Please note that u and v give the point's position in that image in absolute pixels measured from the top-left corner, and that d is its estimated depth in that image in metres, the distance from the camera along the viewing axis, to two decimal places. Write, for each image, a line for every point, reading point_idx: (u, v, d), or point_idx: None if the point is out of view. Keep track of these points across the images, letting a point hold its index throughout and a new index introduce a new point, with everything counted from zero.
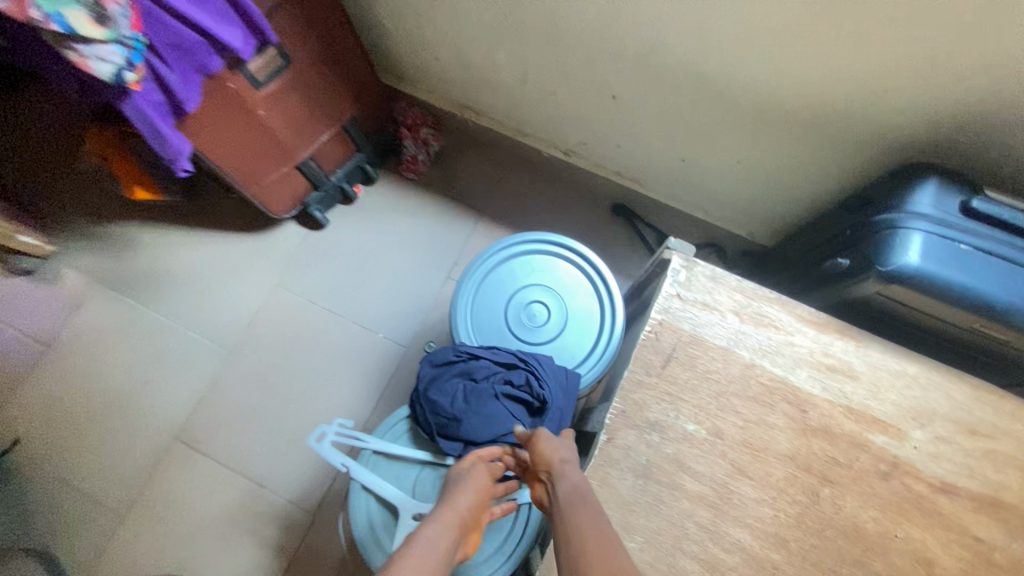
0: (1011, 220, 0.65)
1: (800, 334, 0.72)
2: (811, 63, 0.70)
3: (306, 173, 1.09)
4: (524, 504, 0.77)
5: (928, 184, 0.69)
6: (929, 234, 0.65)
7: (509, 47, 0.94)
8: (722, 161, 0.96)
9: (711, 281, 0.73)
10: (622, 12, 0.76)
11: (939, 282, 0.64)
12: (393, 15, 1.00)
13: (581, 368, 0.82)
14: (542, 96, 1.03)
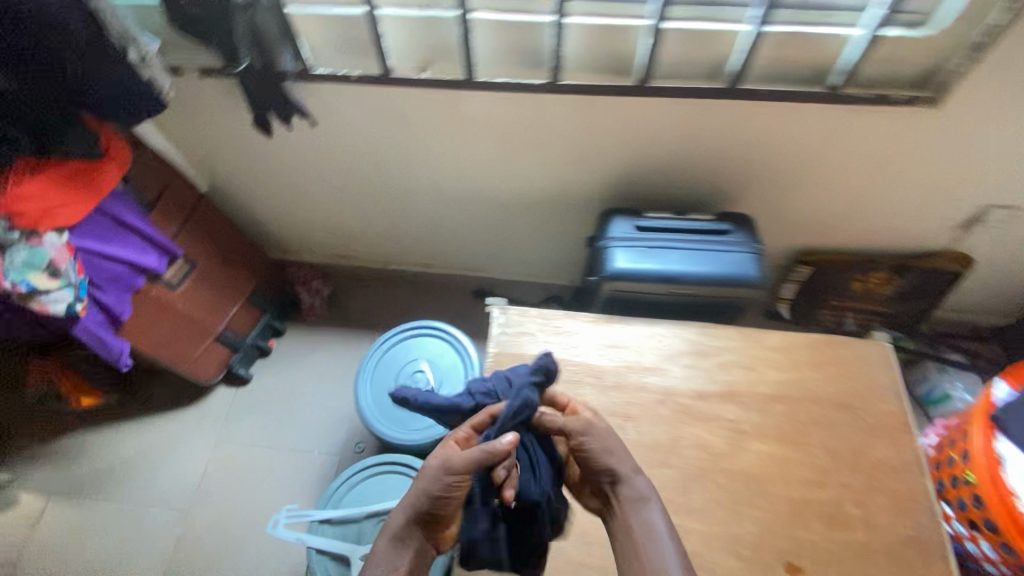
0: (660, 225, 1.10)
1: (585, 331, 1.07)
2: (530, 171, 1.14)
3: (225, 341, 1.37)
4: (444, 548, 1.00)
5: (614, 218, 1.13)
6: (621, 246, 1.07)
7: (354, 208, 1.34)
8: (523, 239, 1.36)
9: (520, 316, 1.09)
10: (413, 171, 1.18)
11: (635, 271, 1.05)
12: (269, 211, 1.38)
13: None
14: (390, 233, 1.41)
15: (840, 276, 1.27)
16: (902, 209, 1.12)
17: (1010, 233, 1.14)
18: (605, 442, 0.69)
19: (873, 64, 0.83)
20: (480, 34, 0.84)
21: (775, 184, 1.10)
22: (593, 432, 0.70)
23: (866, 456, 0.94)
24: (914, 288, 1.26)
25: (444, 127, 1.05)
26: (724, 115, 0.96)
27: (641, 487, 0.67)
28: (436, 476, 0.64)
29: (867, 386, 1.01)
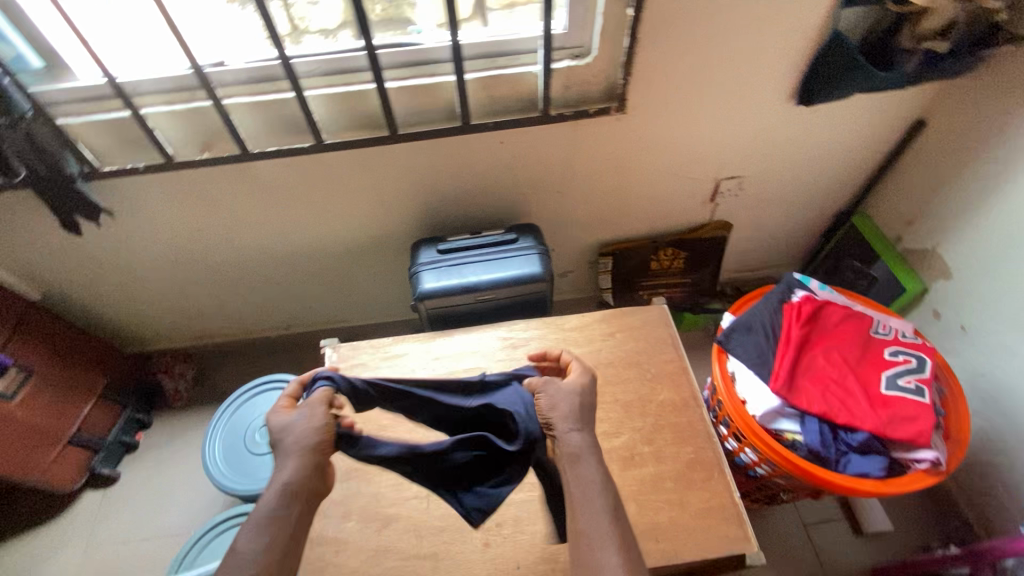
0: (461, 245, 1.26)
1: (411, 350, 1.19)
2: (341, 222, 1.28)
3: (82, 443, 1.35)
4: None
5: (424, 246, 1.28)
6: (428, 269, 1.21)
7: (195, 287, 1.41)
8: (364, 283, 1.48)
9: (351, 350, 1.20)
10: (236, 243, 1.29)
11: (442, 288, 1.18)
12: (112, 307, 1.43)
13: None
14: (239, 304, 1.49)
15: (638, 259, 1.49)
16: (658, 196, 1.35)
17: (747, 198, 1.40)
18: (555, 400, 0.77)
19: (562, 90, 1.06)
20: (240, 116, 1.01)
21: (549, 195, 1.30)
22: (549, 390, 0.78)
23: (653, 401, 1.09)
24: (696, 256, 1.49)
25: (245, 199, 1.17)
26: (478, 147, 1.14)
27: (575, 443, 0.73)
28: (298, 425, 0.74)
29: (650, 344, 1.18)
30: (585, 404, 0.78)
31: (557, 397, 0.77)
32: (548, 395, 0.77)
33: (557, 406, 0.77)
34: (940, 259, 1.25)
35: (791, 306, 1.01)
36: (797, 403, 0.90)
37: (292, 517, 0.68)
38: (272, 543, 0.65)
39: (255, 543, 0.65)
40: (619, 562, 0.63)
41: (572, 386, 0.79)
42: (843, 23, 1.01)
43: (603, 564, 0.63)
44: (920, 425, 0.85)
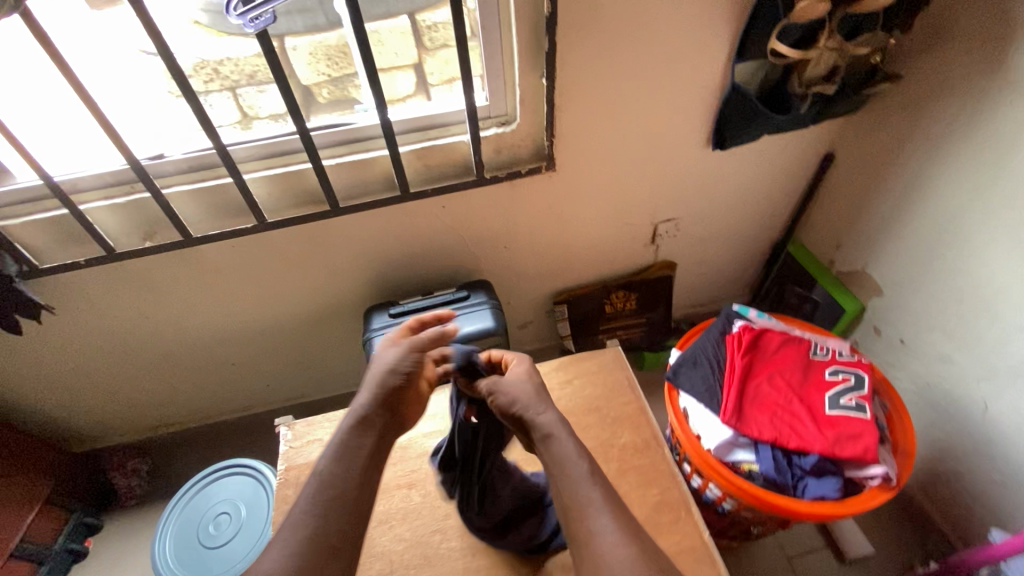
0: (411, 307, 1.27)
1: None
2: (293, 297, 1.29)
3: (27, 555, 1.24)
4: None
5: (376, 312, 1.28)
6: (380, 334, 1.21)
7: (148, 376, 1.38)
8: (321, 355, 1.47)
9: (307, 426, 1.17)
10: (187, 327, 1.28)
11: None
12: (58, 406, 1.37)
13: (263, 534, 1.10)
14: (194, 389, 1.45)
15: (593, 304, 1.53)
16: (601, 243, 1.41)
17: (686, 237, 1.47)
18: (512, 392, 0.84)
19: (493, 155, 1.13)
20: (180, 204, 1.03)
21: (497, 251, 1.34)
22: (499, 386, 0.86)
23: (616, 445, 1.09)
24: (648, 295, 1.54)
25: (192, 283, 1.17)
26: (422, 214, 1.19)
27: (548, 423, 0.80)
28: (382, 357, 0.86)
29: (608, 388, 1.19)
30: (535, 389, 0.87)
31: (513, 389, 0.84)
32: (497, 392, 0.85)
33: (516, 395, 0.84)
34: (871, 277, 1.32)
35: (732, 336, 1.04)
36: (748, 432, 0.92)
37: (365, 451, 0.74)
38: (348, 473, 0.72)
39: (336, 470, 0.71)
40: (613, 525, 0.68)
41: (522, 378, 0.87)
42: (739, 75, 1.10)
43: (600, 530, 0.68)
44: (866, 442, 0.87)
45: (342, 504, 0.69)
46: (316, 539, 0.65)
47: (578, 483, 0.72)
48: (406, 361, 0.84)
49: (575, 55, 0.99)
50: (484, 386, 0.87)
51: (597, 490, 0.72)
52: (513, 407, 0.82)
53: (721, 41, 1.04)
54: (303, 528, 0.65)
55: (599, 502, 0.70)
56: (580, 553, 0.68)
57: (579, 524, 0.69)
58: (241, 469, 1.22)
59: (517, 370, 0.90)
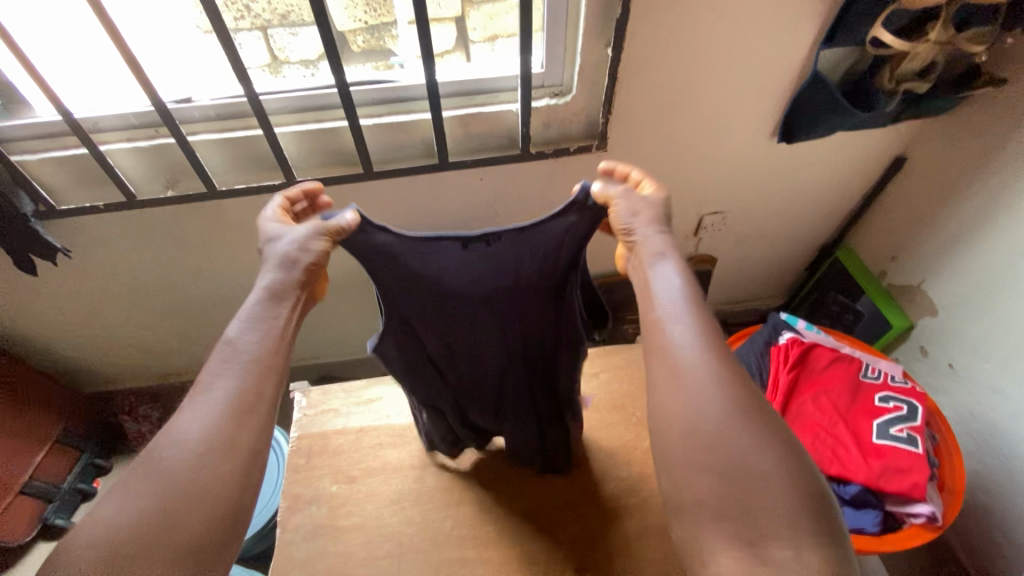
0: None
1: (386, 395, 1.15)
2: None
3: (35, 492, 1.27)
4: None
5: None
6: None
7: (162, 326, 1.35)
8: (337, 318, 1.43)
9: (323, 394, 1.15)
10: (205, 283, 1.24)
11: None
12: (72, 348, 1.36)
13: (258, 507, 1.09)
14: (207, 341, 1.43)
15: (623, 293, 1.47)
16: None
17: (730, 232, 1.39)
18: (635, 206, 0.61)
19: (541, 128, 1.04)
20: (207, 153, 0.97)
21: None
22: (627, 196, 0.62)
23: (638, 446, 1.05)
24: None
25: (216, 238, 1.12)
26: (458, 187, 1.11)
27: (656, 242, 0.59)
28: (278, 240, 0.62)
29: (634, 385, 1.15)
30: (666, 212, 0.63)
31: (634, 204, 0.61)
32: (620, 202, 0.61)
33: (639, 211, 0.61)
34: (926, 294, 1.24)
35: (779, 349, 0.98)
36: None
37: (265, 344, 0.55)
38: (264, 346, 0.55)
39: (246, 340, 0.55)
40: (697, 340, 0.51)
41: (650, 198, 0.63)
42: (822, 61, 1.00)
43: (678, 342, 0.51)
44: (914, 477, 0.81)
45: (248, 393, 0.52)
46: (229, 407, 0.51)
47: (662, 292, 0.55)
48: (295, 255, 0.61)
49: (647, 25, 0.89)
50: (613, 193, 0.61)
51: (689, 300, 0.54)
52: (626, 228, 0.61)
53: (813, 21, 0.93)
54: (199, 409, 0.51)
55: (686, 313, 0.53)
56: (653, 360, 0.53)
57: (656, 335, 0.53)
58: None
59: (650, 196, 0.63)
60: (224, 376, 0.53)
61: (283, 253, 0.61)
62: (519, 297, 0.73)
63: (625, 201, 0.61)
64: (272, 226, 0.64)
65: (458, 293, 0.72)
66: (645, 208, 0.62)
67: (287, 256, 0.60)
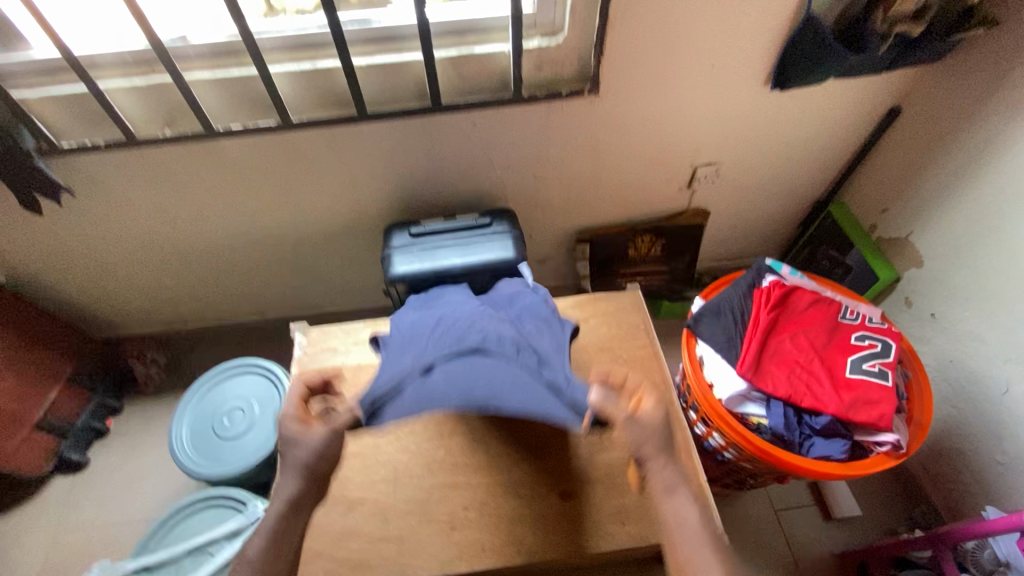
0: (435, 226, 1.22)
1: (381, 336, 1.18)
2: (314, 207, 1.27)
3: (50, 429, 1.33)
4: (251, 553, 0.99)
5: (394, 229, 1.23)
6: (399, 251, 1.18)
7: (165, 272, 1.39)
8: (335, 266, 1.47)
9: (321, 335, 1.19)
10: (205, 227, 1.27)
11: (414, 273, 1.16)
12: (78, 292, 1.40)
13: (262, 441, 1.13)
14: (209, 288, 1.47)
15: (616, 244, 1.49)
16: (635, 182, 1.34)
17: (724, 185, 1.40)
18: (642, 435, 0.73)
19: (533, 71, 1.05)
20: (203, 93, 0.99)
21: (526, 179, 1.28)
22: (635, 423, 0.73)
23: None
24: (674, 243, 1.49)
25: (215, 182, 1.15)
26: (451, 133, 1.13)
27: (667, 477, 0.72)
28: (297, 441, 0.71)
29: (622, 329, 1.18)
30: (669, 429, 0.76)
31: (636, 433, 0.72)
32: (656, 447, 0.73)
33: (647, 438, 0.73)
34: (914, 246, 1.26)
35: (761, 291, 1.00)
36: (763, 386, 0.91)
37: (298, 455, 0.71)
38: (295, 438, 0.73)
39: (296, 454, 0.71)
40: (700, 541, 0.67)
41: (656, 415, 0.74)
42: (816, 4, 0.99)
43: (695, 561, 0.66)
44: (882, 408, 0.85)
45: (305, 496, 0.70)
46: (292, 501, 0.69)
47: (681, 503, 0.70)
48: (310, 427, 0.74)
49: None
50: (614, 412, 0.75)
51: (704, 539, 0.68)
52: (609, 413, 0.76)
53: None
54: (279, 491, 0.70)
55: (706, 542, 0.68)
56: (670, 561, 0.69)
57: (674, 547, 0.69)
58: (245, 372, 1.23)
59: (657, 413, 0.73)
60: (285, 475, 0.71)
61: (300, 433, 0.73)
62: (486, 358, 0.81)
63: (632, 426, 0.73)
64: (297, 429, 0.73)
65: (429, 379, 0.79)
66: (652, 419, 0.73)
67: (306, 436, 0.72)
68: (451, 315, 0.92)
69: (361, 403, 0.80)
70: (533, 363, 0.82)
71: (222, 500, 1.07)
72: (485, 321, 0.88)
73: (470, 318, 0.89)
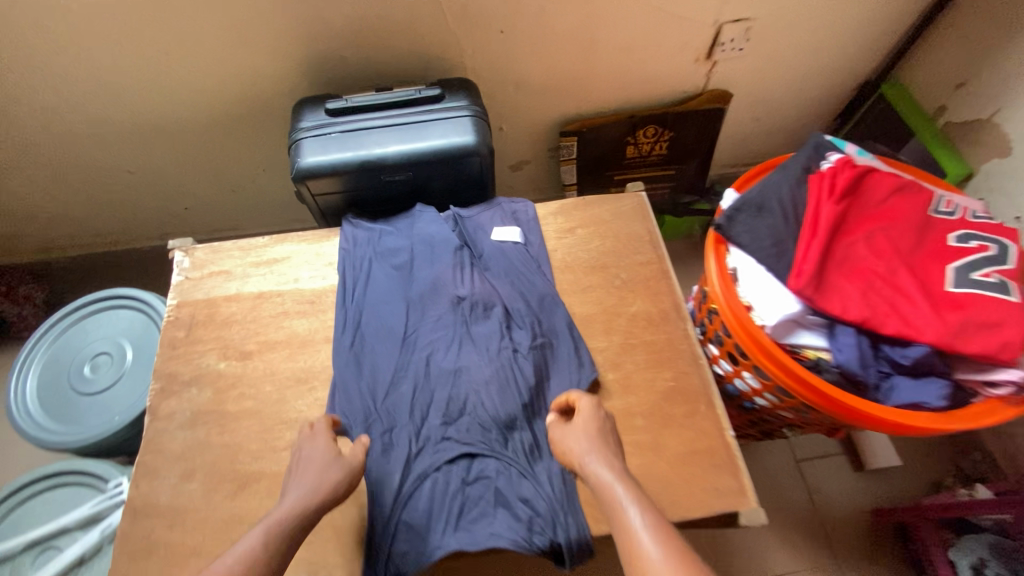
0: (361, 101, 0.88)
1: (293, 254, 0.87)
2: (195, 73, 0.93)
3: None
4: (104, 542, 0.75)
5: (305, 106, 0.89)
6: (309, 137, 0.85)
7: (18, 173, 1.07)
8: (245, 165, 1.14)
9: (210, 253, 0.87)
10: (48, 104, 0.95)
11: (331, 166, 0.83)
12: None
13: (137, 386, 0.86)
14: (85, 198, 1.15)
15: (610, 142, 1.16)
16: (634, 46, 1.00)
17: (751, 56, 1.06)
18: (576, 437, 0.60)
19: None
20: None
21: (490, 38, 0.93)
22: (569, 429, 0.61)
23: (622, 314, 0.81)
24: (682, 138, 1.17)
25: (38, 24, 0.81)
26: None
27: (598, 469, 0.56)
28: (308, 438, 0.64)
29: (620, 240, 0.88)
30: (609, 432, 0.61)
31: (570, 435, 0.60)
32: (581, 439, 0.59)
33: (580, 440, 0.59)
34: (999, 128, 0.96)
35: (822, 175, 0.69)
36: (829, 308, 0.62)
37: (303, 470, 0.59)
38: (302, 451, 0.62)
39: (299, 480, 0.58)
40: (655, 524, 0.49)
41: (586, 419, 0.62)
42: None
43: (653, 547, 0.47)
44: (1005, 335, 0.58)
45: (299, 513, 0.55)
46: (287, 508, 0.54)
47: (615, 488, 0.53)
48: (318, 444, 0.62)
49: None
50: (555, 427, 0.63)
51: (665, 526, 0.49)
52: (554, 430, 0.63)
53: None
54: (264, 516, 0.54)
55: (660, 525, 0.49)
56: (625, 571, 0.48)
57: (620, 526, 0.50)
58: (112, 302, 0.93)
59: (591, 419, 0.62)
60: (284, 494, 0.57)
61: (314, 440, 0.63)
62: (469, 440, 0.70)
63: (564, 434, 0.61)
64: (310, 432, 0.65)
65: (403, 459, 0.70)
66: (591, 418, 0.62)
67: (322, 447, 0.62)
68: (418, 341, 0.77)
69: (375, 517, 0.66)
70: (529, 442, 0.70)
71: (76, 478, 0.81)
72: (468, 371, 0.74)
73: (434, 347, 0.76)
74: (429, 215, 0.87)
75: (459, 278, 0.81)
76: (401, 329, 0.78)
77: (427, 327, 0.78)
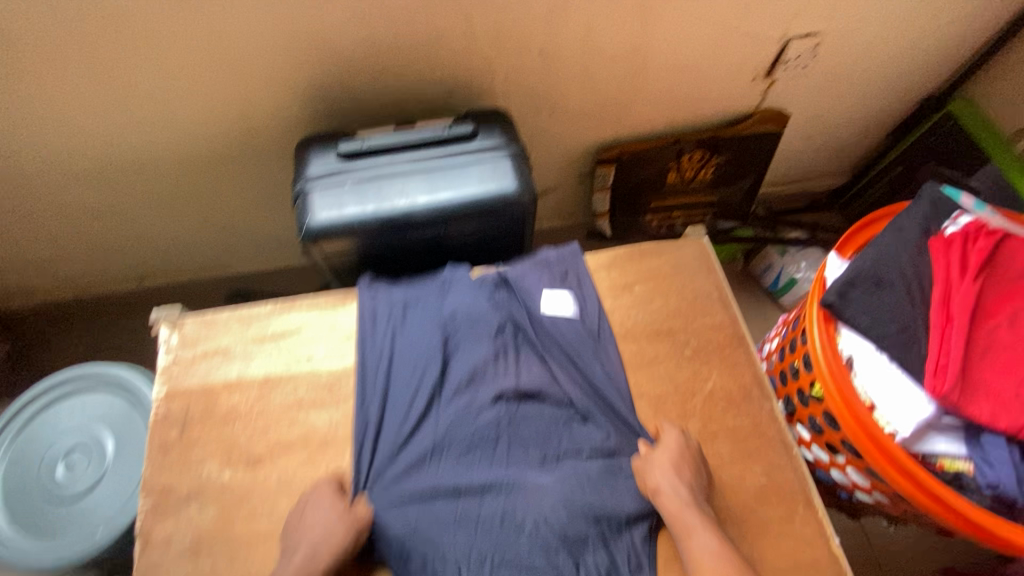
0: (378, 142, 0.74)
1: (304, 327, 0.73)
2: (177, 104, 0.79)
3: None
4: None
5: (311, 148, 0.74)
6: (318, 188, 0.70)
7: None
8: (236, 204, 0.98)
9: (204, 327, 0.73)
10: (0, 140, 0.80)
11: (346, 224, 0.69)
12: None
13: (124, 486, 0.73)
14: (51, 243, 1.00)
15: (651, 168, 1.03)
16: (686, 66, 0.87)
17: (812, 73, 0.94)
18: (664, 476, 0.60)
19: None
20: None
21: (526, 59, 0.80)
22: (651, 461, 0.62)
23: (696, 394, 0.70)
24: (730, 163, 1.05)
25: None
26: None
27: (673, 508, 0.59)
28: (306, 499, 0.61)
29: (685, 300, 0.76)
30: (693, 465, 0.62)
31: (657, 471, 0.61)
32: (666, 474, 0.60)
33: (670, 477, 0.60)
34: None
35: (951, 241, 0.59)
36: (978, 416, 0.51)
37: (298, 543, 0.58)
38: (301, 515, 0.60)
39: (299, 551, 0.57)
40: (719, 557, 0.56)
41: (670, 451, 0.62)
42: None
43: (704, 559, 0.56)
44: None
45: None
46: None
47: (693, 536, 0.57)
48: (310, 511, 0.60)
49: None
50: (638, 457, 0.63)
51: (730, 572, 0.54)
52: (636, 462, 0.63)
53: None
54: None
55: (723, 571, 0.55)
56: None
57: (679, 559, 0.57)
58: (83, 384, 0.79)
59: (677, 455, 0.62)
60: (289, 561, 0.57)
61: (311, 503, 0.60)
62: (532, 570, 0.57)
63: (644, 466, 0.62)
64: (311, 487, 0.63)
65: None
66: (675, 453, 0.62)
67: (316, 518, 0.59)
68: (460, 443, 0.64)
69: None
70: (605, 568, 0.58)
71: None
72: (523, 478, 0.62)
73: (481, 450, 0.64)
74: (462, 277, 0.73)
75: (502, 364, 0.68)
76: (435, 434, 0.64)
77: (467, 430, 0.64)
